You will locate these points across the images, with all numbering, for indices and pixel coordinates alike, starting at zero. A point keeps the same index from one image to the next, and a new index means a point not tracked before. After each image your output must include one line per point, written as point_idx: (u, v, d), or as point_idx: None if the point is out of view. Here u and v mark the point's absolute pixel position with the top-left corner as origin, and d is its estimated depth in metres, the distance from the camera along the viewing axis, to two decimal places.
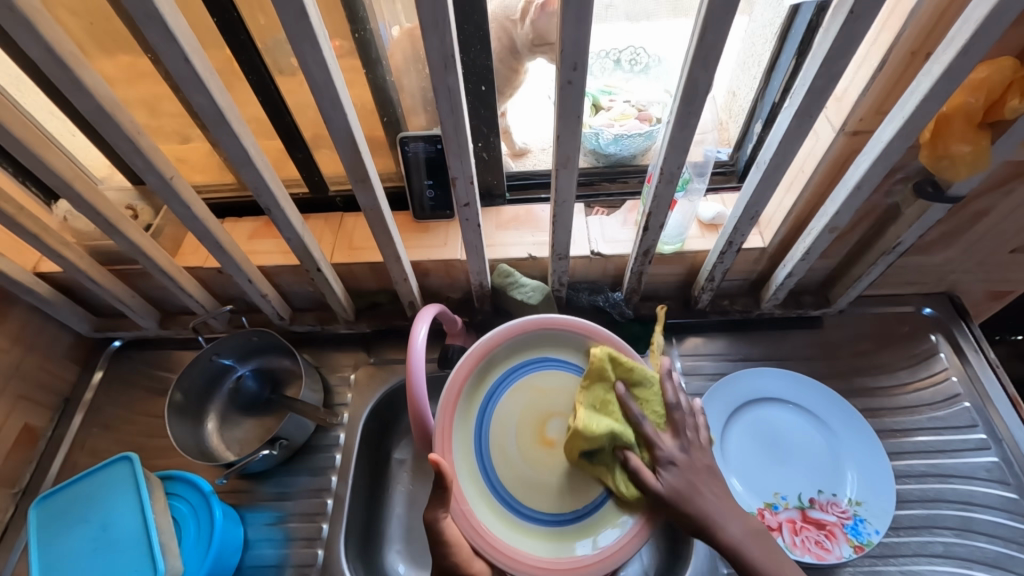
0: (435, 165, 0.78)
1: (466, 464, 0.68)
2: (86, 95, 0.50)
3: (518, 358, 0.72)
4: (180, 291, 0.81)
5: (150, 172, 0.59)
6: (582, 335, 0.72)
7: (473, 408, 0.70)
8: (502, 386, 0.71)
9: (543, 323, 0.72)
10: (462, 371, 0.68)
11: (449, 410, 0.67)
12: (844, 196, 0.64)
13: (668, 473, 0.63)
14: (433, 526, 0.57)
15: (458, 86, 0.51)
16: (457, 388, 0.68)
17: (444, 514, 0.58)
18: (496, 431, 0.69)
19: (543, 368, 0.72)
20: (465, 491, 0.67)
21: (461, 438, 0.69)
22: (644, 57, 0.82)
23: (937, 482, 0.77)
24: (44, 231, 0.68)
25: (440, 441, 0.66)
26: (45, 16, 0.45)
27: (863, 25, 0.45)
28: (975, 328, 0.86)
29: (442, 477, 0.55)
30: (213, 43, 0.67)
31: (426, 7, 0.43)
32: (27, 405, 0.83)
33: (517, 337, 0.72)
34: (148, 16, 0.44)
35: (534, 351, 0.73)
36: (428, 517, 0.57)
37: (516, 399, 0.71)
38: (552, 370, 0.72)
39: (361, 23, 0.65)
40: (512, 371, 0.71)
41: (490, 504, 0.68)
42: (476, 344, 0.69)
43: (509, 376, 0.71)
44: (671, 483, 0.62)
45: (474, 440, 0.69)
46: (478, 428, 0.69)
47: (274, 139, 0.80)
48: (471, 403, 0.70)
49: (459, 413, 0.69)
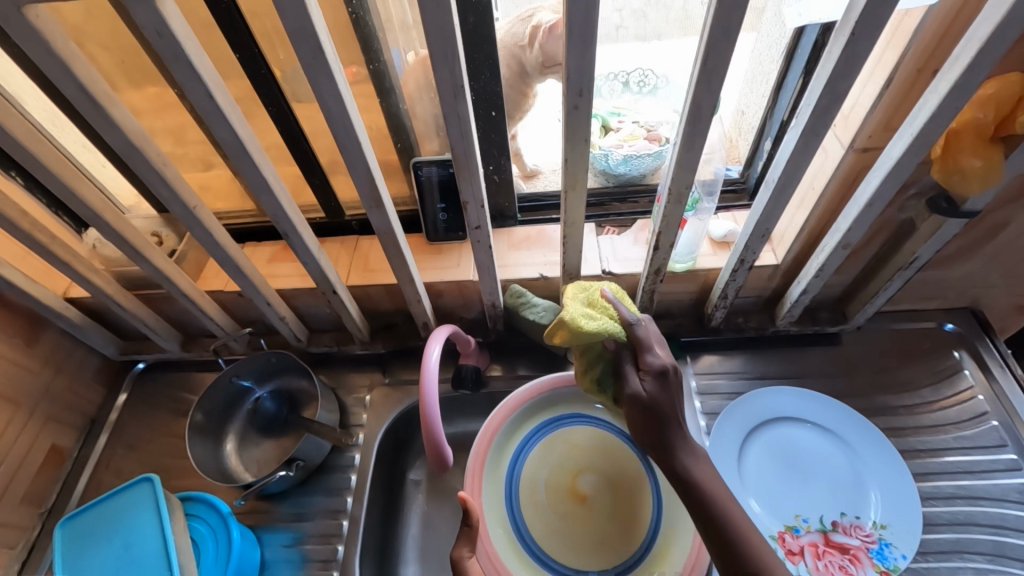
0: (447, 189, 0.80)
1: (498, 515, 0.72)
2: (116, 131, 0.52)
3: (552, 411, 0.78)
4: (203, 314, 0.83)
5: (175, 201, 0.61)
6: None
7: (504, 459, 0.75)
8: (536, 438, 0.77)
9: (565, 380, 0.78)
10: (496, 418, 0.76)
11: (481, 452, 0.74)
12: (856, 213, 0.63)
13: (653, 382, 0.59)
14: (459, 567, 0.57)
15: (467, 114, 0.52)
16: (489, 432, 0.75)
17: (469, 553, 0.58)
18: (527, 484, 0.74)
19: (571, 424, 0.78)
20: (497, 543, 0.71)
21: (492, 483, 0.74)
22: (653, 78, 0.83)
23: (967, 504, 0.74)
24: (75, 258, 0.71)
25: (470, 480, 0.73)
26: (79, 58, 0.48)
27: (865, 45, 0.46)
28: (1000, 343, 0.84)
29: (470, 515, 0.57)
30: (235, 77, 0.70)
31: (436, 41, 0.45)
32: (55, 427, 0.85)
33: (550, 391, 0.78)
34: (175, 56, 0.46)
35: (558, 407, 0.78)
36: (454, 558, 0.58)
37: (549, 451, 0.76)
38: (576, 427, 0.77)
39: (375, 54, 0.67)
40: (540, 427, 0.77)
41: (522, 560, 0.70)
42: (503, 402, 0.77)
43: (535, 432, 0.77)
44: (654, 391, 0.59)
45: (504, 494, 0.73)
46: (511, 476, 0.75)
47: (292, 165, 0.83)
48: (500, 456, 0.75)
49: (490, 464, 0.75)
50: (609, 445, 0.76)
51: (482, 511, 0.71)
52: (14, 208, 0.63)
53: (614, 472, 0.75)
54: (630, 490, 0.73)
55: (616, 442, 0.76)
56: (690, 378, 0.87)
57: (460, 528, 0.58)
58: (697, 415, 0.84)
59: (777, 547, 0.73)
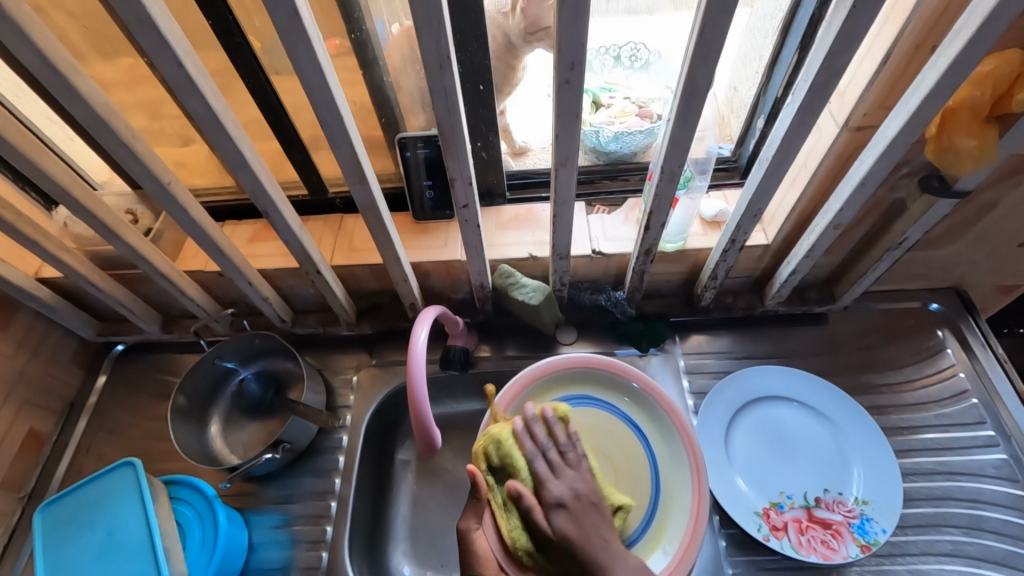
0: (434, 166, 0.78)
1: None
2: (80, 102, 0.49)
3: (559, 392, 0.78)
4: (181, 295, 0.81)
5: (147, 177, 0.58)
6: (610, 371, 0.77)
7: None
8: None
9: (575, 361, 0.78)
10: (508, 393, 0.75)
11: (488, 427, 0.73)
12: (848, 193, 0.63)
13: (557, 515, 0.59)
14: (466, 537, 0.59)
15: (454, 87, 0.50)
16: (502, 405, 0.74)
17: (475, 526, 0.60)
18: None
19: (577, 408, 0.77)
20: None
21: None
22: (645, 53, 0.80)
23: (946, 480, 0.76)
24: (45, 238, 0.68)
25: None
26: (36, 23, 0.44)
27: (866, 18, 0.44)
28: (983, 323, 0.85)
29: (477, 487, 0.60)
30: (207, 46, 0.66)
31: (420, 8, 0.43)
32: (32, 410, 0.83)
33: (559, 371, 0.78)
34: (140, 21, 0.43)
35: (562, 390, 0.78)
36: (462, 528, 0.60)
37: None
38: (579, 407, 0.77)
39: (357, 23, 0.64)
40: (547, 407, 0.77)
41: None
42: (512, 380, 0.76)
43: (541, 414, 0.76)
44: (562, 526, 0.59)
45: None
46: None
47: (272, 141, 0.79)
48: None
49: None
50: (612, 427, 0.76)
51: None
52: None
53: (615, 454, 0.75)
54: (630, 470, 0.73)
55: (617, 423, 0.76)
56: (678, 358, 0.87)
57: (467, 502, 0.61)
58: (685, 395, 0.84)
59: (762, 523, 0.74)
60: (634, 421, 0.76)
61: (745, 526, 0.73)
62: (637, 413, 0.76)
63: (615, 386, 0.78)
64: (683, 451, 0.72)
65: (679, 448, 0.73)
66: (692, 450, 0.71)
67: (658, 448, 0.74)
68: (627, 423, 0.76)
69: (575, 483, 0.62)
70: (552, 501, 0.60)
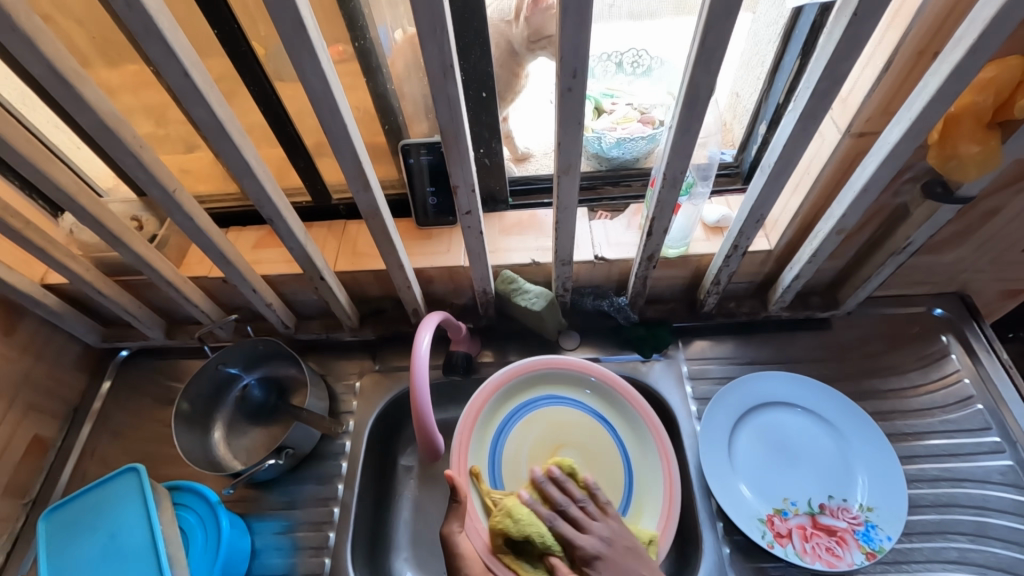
0: (437, 172, 0.78)
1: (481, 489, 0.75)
2: (87, 111, 0.50)
3: (527, 392, 0.82)
4: (185, 301, 0.81)
5: (153, 184, 0.59)
6: (572, 369, 0.82)
7: (485, 437, 0.79)
8: (516, 415, 0.81)
9: (540, 362, 0.82)
10: (480, 396, 0.79)
11: (466, 429, 0.77)
12: (851, 199, 0.63)
13: (597, 571, 0.61)
14: (449, 541, 0.60)
15: (457, 94, 0.50)
16: (478, 405, 0.78)
17: (459, 528, 0.60)
18: (509, 460, 0.78)
19: (545, 405, 0.82)
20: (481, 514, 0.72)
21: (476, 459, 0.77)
22: (647, 59, 0.80)
23: (951, 486, 0.76)
24: (51, 244, 0.69)
25: (456, 458, 0.75)
26: (45, 33, 0.45)
27: (867, 26, 0.44)
28: (987, 328, 0.85)
29: (458, 491, 0.60)
30: (212, 54, 0.67)
31: (424, 17, 0.43)
32: (37, 416, 0.84)
33: (526, 372, 0.82)
34: (147, 30, 0.44)
35: (533, 388, 0.82)
36: (445, 533, 0.60)
37: (528, 428, 0.80)
38: (548, 405, 0.81)
39: (361, 31, 0.65)
40: (518, 407, 0.81)
41: None
42: (484, 384, 0.80)
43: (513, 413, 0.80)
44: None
45: (487, 473, 0.76)
46: (492, 452, 0.78)
47: (276, 148, 0.80)
48: (485, 433, 0.79)
49: (473, 444, 0.77)
50: (582, 422, 0.80)
51: (467, 488, 0.73)
52: None
53: (587, 448, 0.79)
54: (602, 461, 0.78)
55: (586, 419, 0.81)
56: (681, 364, 0.87)
57: (449, 506, 0.62)
58: (688, 400, 0.84)
59: (766, 530, 0.74)
60: (603, 415, 0.81)
61: (749, 533, 0.73)
62: (605, 409, 0.81)
63: (582, 385, 0.82)
64: (653, 440, 0.77)
65: (647, 436, 0.78)
66: (662, 438, 0.77)
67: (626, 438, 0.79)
68: (595, 418, 0.81)
69: (601, 533, 0.64)
70: (589, 557, 0.61)
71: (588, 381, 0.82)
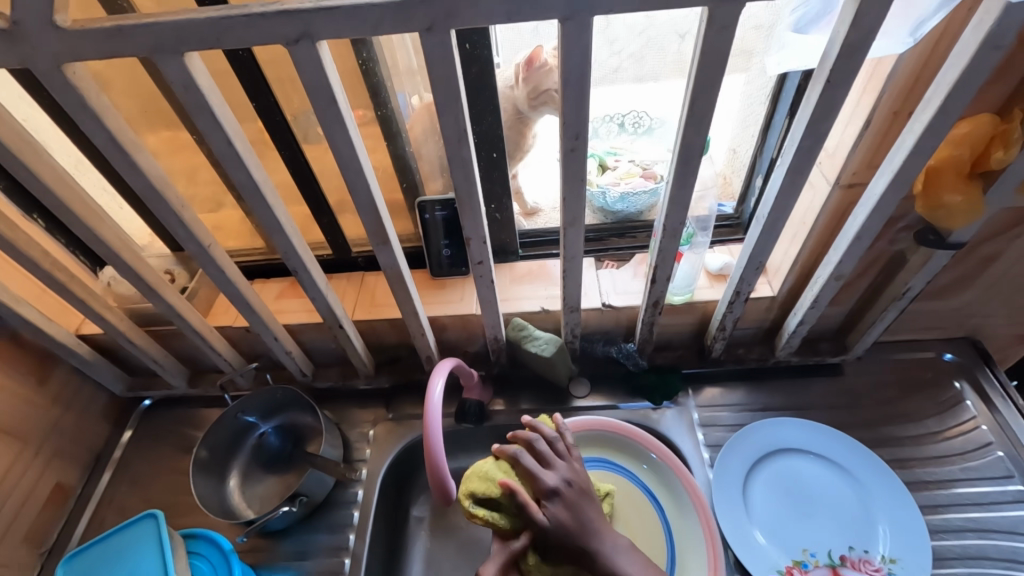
0: (451, 227, 0.83)
1: None
2: (139, 175, 0.56)
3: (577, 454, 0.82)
4: (210, 350, 0.85)
5: (190, 239, 0.64)
6: (634, 442, 0.80)
7: None
8: None
9: (595, 423, 0.82)
10: None
11: None
12: (846, 246, 0.66)
13: (552, 505, 0.61)
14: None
15: (470, 156, 0.55)
16: None
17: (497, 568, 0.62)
18: None
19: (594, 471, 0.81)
20: None
21: None
22: (647, 120, 0.86)
23: (978, 538, 0.73)
24: (91, 296, 0.73)
25: None
26: (110, 110, 0.52)
27: (841, 90, 0.49)
28: (1000, 373, 0.85)
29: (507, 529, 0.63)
30: (248, 121, 0.74)
31: (442, 90, 0.49)
32: (60, 464, 0.86)
33: (584, 432, 0.82)
34: (199, 106, 0.50)
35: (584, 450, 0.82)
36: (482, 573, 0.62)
37: None
38: (594, 469, 0.81)
39: (384, 101, 0.71)
40: None
41: None
42: None
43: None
44: (555, 513, 0.60)
45: None
46: None
47: (302, 205, 0.86)
48: None
49: None
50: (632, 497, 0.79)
51: None
52: (35, 247, 0.66)
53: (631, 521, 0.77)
54: (645, 533, 0.76)
55: (633, 491, 0.79)
56: (692, 411, 0.87)
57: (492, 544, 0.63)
58: (701, 447, 0.83)
59: None
60: (651, 490, 0.78)
61: None
62: (654, 484, 0.79)
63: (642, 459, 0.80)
64: (696, 521, 0.74)
65: (692, 517, 0.75)
66: (705, 518, 0.73)
67: (667, 509, 0.77)
68: (644, 494, 0.79)
69: (564, 473, 0.63)
70: (546, 495, 0.61)
71: (648, 457, 0.80)
